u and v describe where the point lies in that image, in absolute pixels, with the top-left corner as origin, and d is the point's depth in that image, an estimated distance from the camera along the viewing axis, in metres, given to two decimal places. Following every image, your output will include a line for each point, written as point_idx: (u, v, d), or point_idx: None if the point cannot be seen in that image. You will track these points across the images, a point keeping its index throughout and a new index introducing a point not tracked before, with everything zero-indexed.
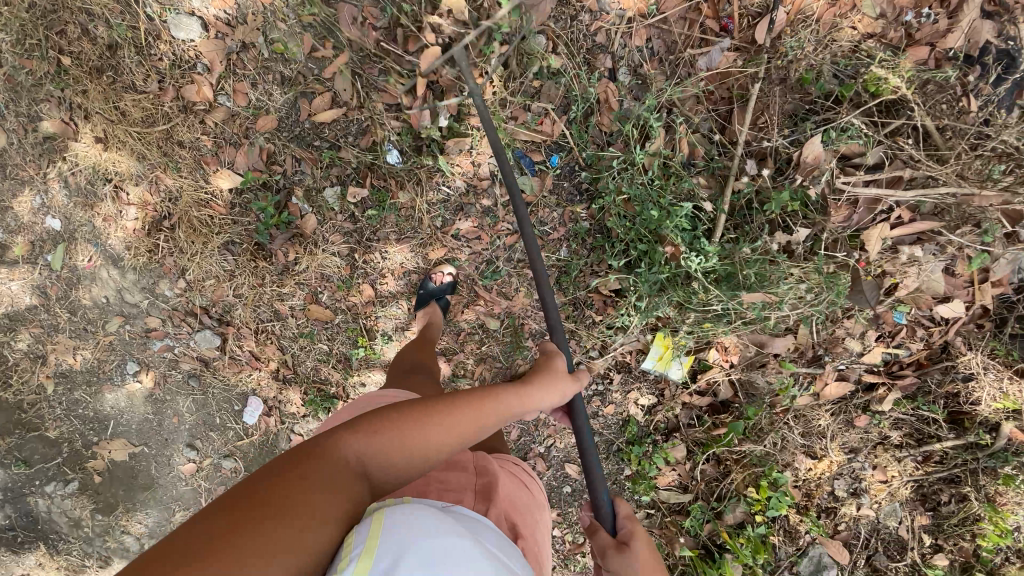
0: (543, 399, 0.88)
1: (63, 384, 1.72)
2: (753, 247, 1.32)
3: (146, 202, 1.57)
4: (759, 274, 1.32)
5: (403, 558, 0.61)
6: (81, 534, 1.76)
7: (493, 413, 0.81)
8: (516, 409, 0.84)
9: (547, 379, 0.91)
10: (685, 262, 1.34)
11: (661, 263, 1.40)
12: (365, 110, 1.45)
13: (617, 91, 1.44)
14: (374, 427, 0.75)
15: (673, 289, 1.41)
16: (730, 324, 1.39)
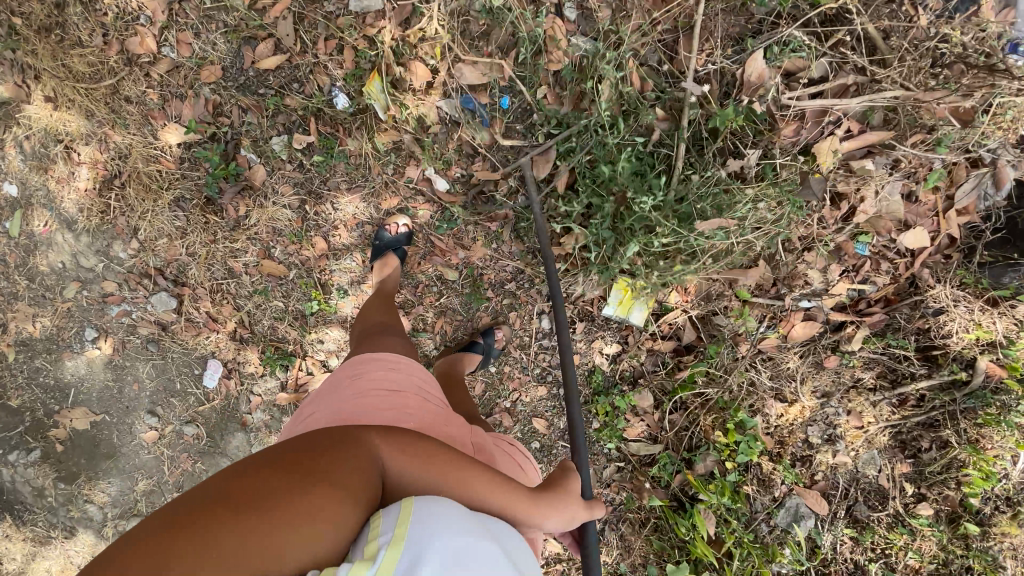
0: (552, 520, 0.89)
1: (24, 352, 1.71)
2: (705, 177, 1.31)
3: (97, 161, 1.56)
4: (715, 204, 1.30)
5: (428, 552, 0.58)
6: (45, 504, 1.74)
7: (512, 492, 0.82)
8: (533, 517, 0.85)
9: (558, 505, 0.92)
10: (640, 204, 1.31)
11: (616, 212, 1.38)
12: (309, 57, 1.44)
13: (563, 27, 1.39)
14: (403, 445, 0.76)
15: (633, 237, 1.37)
16: (699, 263, 1.36)
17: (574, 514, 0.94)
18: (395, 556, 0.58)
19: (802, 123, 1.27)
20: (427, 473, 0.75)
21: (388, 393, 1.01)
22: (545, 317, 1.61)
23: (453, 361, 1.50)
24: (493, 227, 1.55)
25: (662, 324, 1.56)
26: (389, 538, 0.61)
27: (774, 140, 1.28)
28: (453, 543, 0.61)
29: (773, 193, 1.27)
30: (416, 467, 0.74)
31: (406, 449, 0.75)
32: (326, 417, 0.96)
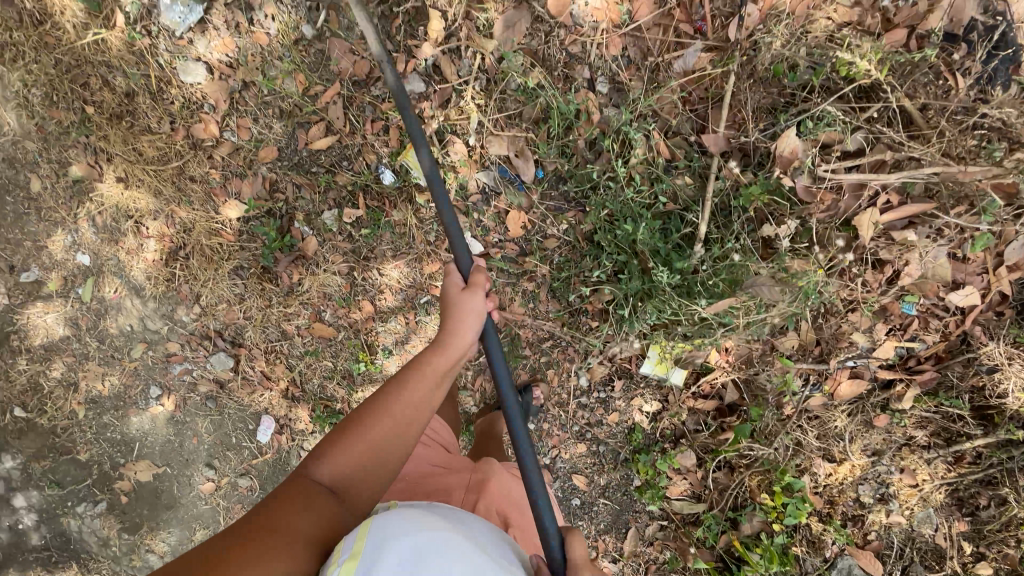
0: (470, 325, 0.99)
1: (93, 409, 1.83)
2: (722, 250, 1.31)
3: (164, 233, 1.68)
4: (731, 279, 1.30)
5: (382, 557, 0.61)
6: (110, 552, 1.84)
7: (438, 363, 0.90)
8: (453, 355, 0.93)
9: (459, 315, 1.00)
10: (656, 276, 1.31)
11: (637, 274, 1.40)
12: (357, 137, 1.53)
13: (596, 100, 1.45)
14: (337, 440, 0.79)
15: (649, 303, 1.38)
16: (714, 335, 1.36)
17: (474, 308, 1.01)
18: (351, 568, 0.60)
19: (841, 195, 1.27)
20: (365, 443, 0.78)
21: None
22: (582, 374, 1.61)
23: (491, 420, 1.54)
24: (530, 288, 1.58)
25: (703, 384, 1.55)
26: (347, 554, 0.64)
27: (812, 212, 1.27)
28: (411, 537, 0.66)
29: (783, 275, 1.27)
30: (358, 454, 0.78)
31: (342, 439, 0.79)
32: None
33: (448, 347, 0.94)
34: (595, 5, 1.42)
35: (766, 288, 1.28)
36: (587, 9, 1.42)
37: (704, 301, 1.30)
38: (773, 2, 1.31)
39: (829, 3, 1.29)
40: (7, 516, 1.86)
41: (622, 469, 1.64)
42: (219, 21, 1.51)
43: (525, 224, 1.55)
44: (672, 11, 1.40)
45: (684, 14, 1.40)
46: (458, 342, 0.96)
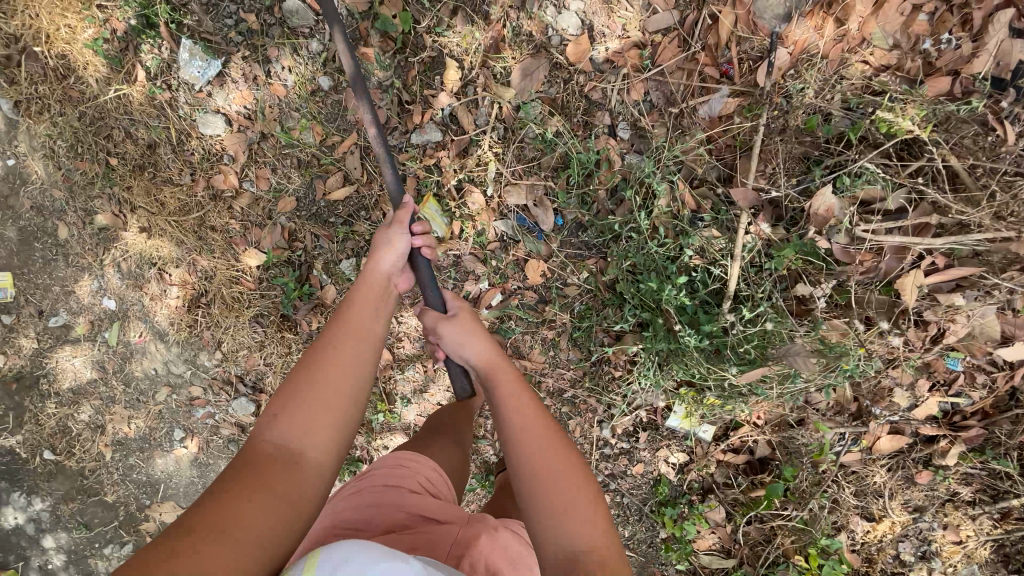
0: (387, 254, 1.07)
1: (119, 451, 1.85)
2: (755, 313, 1.24)
3: (186, 281, 1.70)
4: (762, 344, 1.24)
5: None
6: None
7: (368, 295, 1.00)
8: (378, 282, 1.03)
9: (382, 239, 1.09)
10: (683, 337, 1.27)
11: (664, 334, 1.33)
12: (375, 186, 1.52)
13: (617, 147, 1.41)
14: (285, 393, 0.83)
15: (675, 364, 1.33)
16: (746, 399, 1.31)
17: (391, 236, 1.09)
18: None
19: (881, 256, 1.21)
20: (315, 392, 0.83)
21: (383, 487, 1.01)
22: (605, 425, 1.56)
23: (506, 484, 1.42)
24: (550, 336, 1.54)
25: (733, 439, 1.50)
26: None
27: (850, 273, 1.22)
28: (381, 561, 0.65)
29: (820, 346, 1.21)
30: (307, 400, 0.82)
31: (292, 397, 0.82)
32: (317, 528, 0.93)
33: (368, 274, 1.04)
34: (615, 51, 1.38)
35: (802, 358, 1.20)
36: (607, 54, 1.38)
37: (734, 369, 1.25)
38: (805, 45, 1.26)
39: (866, 46, 1.24)
40: (37, 556, 1.89)
41: (647, 521, 1.58)
42: (238, 74, 1.51)
43: (544, 272, 1.51)
44: (697, 54, 1.35)
45: (710, 58, 1.34)
46: (375, 267, 1.05)
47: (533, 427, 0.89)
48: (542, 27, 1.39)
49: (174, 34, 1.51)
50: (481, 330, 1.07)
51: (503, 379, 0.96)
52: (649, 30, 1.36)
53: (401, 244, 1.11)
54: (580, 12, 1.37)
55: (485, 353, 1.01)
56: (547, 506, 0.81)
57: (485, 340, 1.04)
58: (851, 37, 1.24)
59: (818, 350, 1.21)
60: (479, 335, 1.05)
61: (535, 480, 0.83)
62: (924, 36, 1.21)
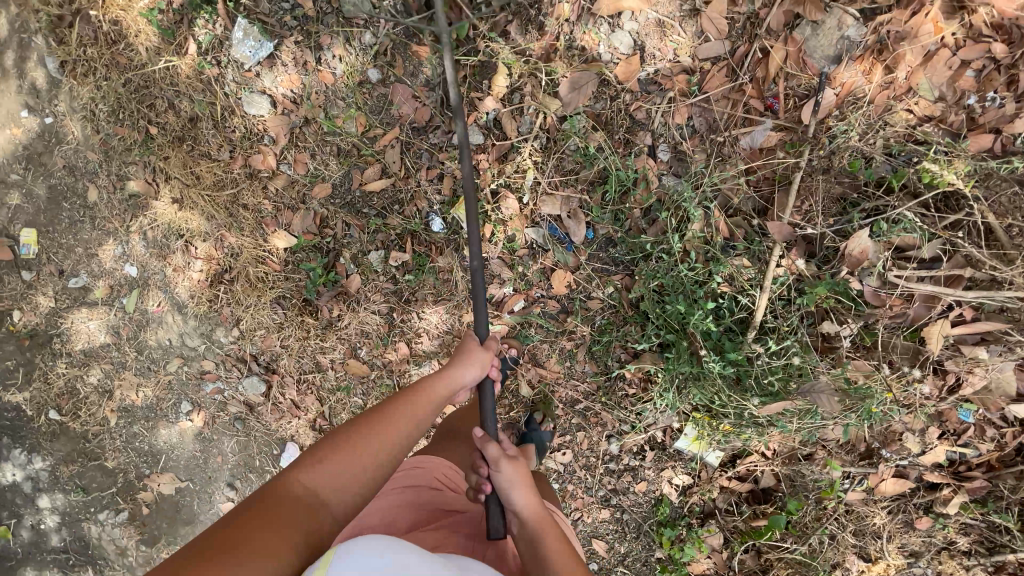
0: (468, 369, 1.13)
1: (124, 417, 1.85)
2: (781, 346, 1.26)
3: (211, 256, 1.71)
4: (784, 380, 1.27)
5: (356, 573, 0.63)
6: (126, 561, 1.86)
7: (434, 390, 1.04)
8: (447, 387, 1.08)
9: (461, 355, 1.15)
10: (707, 363, 1.29)
11: (687, 356, 1.34)
12: (411, 181, 1.54)
13: (656, 168, 1.42)
14: (330, 446, 0.88)
15: (694, 387, 1.35)
16: (760, 430, 1.33)
17: (479, 359, 1.16)
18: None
19: (910, 302, 1.23)
20: (356, 454, 0.88)
21: (403, 488, 1.08)
22: (613, 440, 1.57)
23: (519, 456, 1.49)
24: (568, 347, 1.55)
25: (740, 467, 1.51)
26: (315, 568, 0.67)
27: (878, 316, 1.24)
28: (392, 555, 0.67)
29: (844, 386, 1.24)
30: (344, 458, 0.87)
31: (334, 452, 0.87)
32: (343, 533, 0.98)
33: (445, 377, 1.09)
34: (664, 74, 1.40)
35: (825, 396, 1.22)
36: (655, 76, 1.41)
37: (756, 400, 1.27)
38: (853, 88, 1.29)
39: (912, 95, 1.27)
40: (30, 515, 1.89)
41: (644, 540, 1.59)
42: (288, 58, 1.53)
43: (569, 283, 1.52)
44: (744, 85, 1.37)
45: (757, 90, 1.37)
46: (456, 377, 1.11)
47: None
48: (594, 43, 1.41)
49: (230, 13, 1.53)
50: (531, 479, 0.99)
51: (551, 547, 0.90)
52: (700, 57, 1.39)
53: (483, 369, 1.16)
54: (633, 32, 1.39)
55: (536, 510, 0.95)
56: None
57: (534, 491, 0.97)
58: (898, 86, 1.27)
59: (842, 388, 1.24)
60: (530, 487, 0.97)
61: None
62: (970, 92, 1.25)
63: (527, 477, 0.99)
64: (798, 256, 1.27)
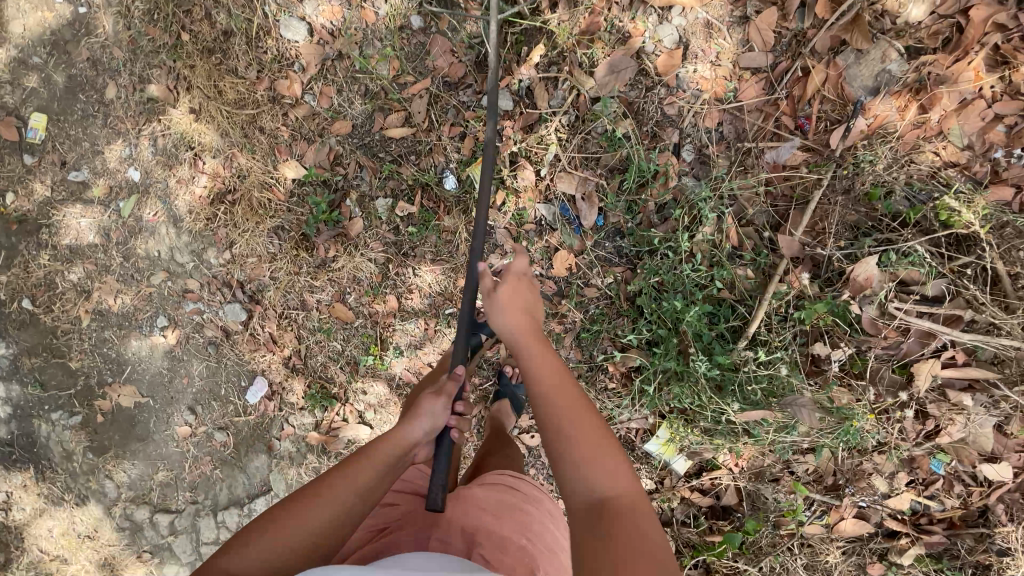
0: (420, 424, 1.05)
1: (98, 321, 1.81)
2: (770, 358, 1.26)
3: (217, 174, 1.68)
4: (768, 390, 1.27)
5: None
6: (69, 467, 1.81)
7: (385, 447, 0.97)
8: (399, 445, 0.99)
9: (413, 412, 1.07)
10: (693, 363, 1.29)
11: (674, 354, 1.34)
12: (432, 134, 1.52)
13: (678, 166, 1.41)
14: (265, 520, 0.82)
15: (676, 385, 1.34)
16: (734, 439, 1.32)
17: (429, 409, 1.07)
18: None
19: (905, 337, 1.23)
20: (287, 526, 0.81)
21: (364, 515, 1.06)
22: None
23: (493, 416, 1.48)
24: (556, 330, 1.53)
25: (704, 479, 1.49)
26: None
27: (871, 344, 1.24)
28: None
29: (826, 405, 1.23)
30: (277, 527, 0.81)
31: (271, 525, 0.81)
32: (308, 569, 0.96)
33: (396, 435, 1.00)
34: (702, 74, 1.40)
35: (806, 411, 1.22)
36: (693, 75, 1.40)
37: (736, 406, 1.26)
38: (885, 121, 1.30)
39: (940, 138, 1.28)
40: None
41: None
42: None
43: (570, 266, 1.51)
44: (779, 101, 1.37)
45: (791, 108, 1.37)
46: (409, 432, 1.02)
47: (565, 384, 0.87)
48: (640, 31, 1.40)
49: None
50: (524, 294, 1.11)
51: (537, 348, 0.96)
52: (741, 65, 1.38)
53: (439, 417, 1.08)
54: (679, 28, 1.39)
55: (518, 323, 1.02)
56: (574, 454, 0.76)
57: (515, 308, 1.06)
58: (928, 127, 1.28)
59: (823, 408, 1.24)
60: (518, 305, 1.07)
61: (563, 426, 0.80)
62: (998, 145, 1.25)
63: (515, 299, 1.09)
64: (803, 270, 1.26)
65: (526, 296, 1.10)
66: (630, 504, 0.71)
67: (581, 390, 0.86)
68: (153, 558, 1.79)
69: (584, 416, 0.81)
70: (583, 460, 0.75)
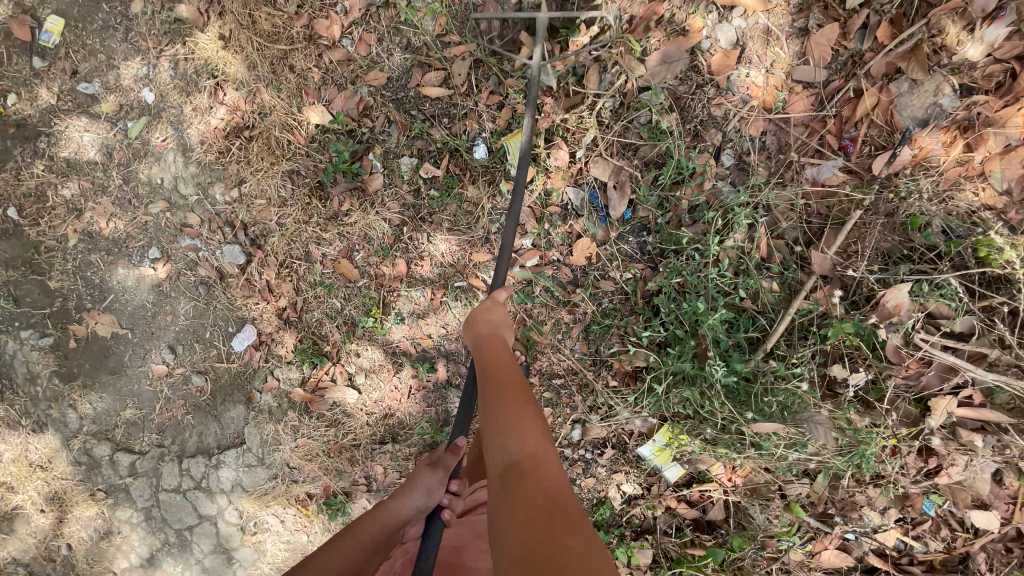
0: (412, 499, 1.10)
1: (85, 243, 1.72)
2: (790, 371, 1.25)
3: (237, 107, 1.61)
4: (783, 404, 1.24)
5: None
6: (31, 390, 1.71)
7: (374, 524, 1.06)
8: (383, 522, 1.07)
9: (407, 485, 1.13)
10: (709, 367, 1.26)
11: (689, 356, 1.32)
12: (469, 99, 1.47)
13: (716, 169, 1.38)
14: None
15: (688, 388, 1.32)
16: (743, 451, 1.29)
17: (427, 483, 1.13)
18: None
19: (926, 369, 1.22)
20: None
21: None
22: (577, 426, 1.51)
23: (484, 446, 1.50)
24: (565, 320, 1.49)
25: (694, 490, 1.46)
26: None
27: (891, 372, 1.23)
28: None
29: (843, 424, 1.22)
30: None
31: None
32: None
33: (387, 510, 1.08)
34: (754, 80, 1.37)
35: (822, 428, 1.20)
36: (744, 80, 1.37)
37: (750, 415, 1.23)
38: (929, 154, 1.29)
39: (981, 179, 1.26)
40: None
41: None
42: None
43: (590, 256, 1.47)
44: (827, 119, 1.36)
45: (837, 127, 1.35)
46: (400, 508, 1.09)
47: (502, 378, 1.05)
48: (698, 26, 1.37)
49: None
50: (493, 316, 1.26)
51: (491, 360, 1.13)
52: (793, 77, 1.36)
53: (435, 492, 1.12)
54: (738, 29, 1.36)
55: (480, 339, 1.21)
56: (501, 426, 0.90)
57: (481, 329, 1.23)
58: (970, 167, 1.27)
59: (839, 427, 1.21)
60: (483, 319, 1.24)
61: (499, 412, 0.94)
62: None
63: (484, 318, 1.25)
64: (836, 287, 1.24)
65: (498, 319, 1.25)
66: (539, 457, 0.81)
67: (530, 392, 1.01)
68: (107, 498, 1.69)
69: (511, 397, 0.96)
70: (502, 431, 0.88)
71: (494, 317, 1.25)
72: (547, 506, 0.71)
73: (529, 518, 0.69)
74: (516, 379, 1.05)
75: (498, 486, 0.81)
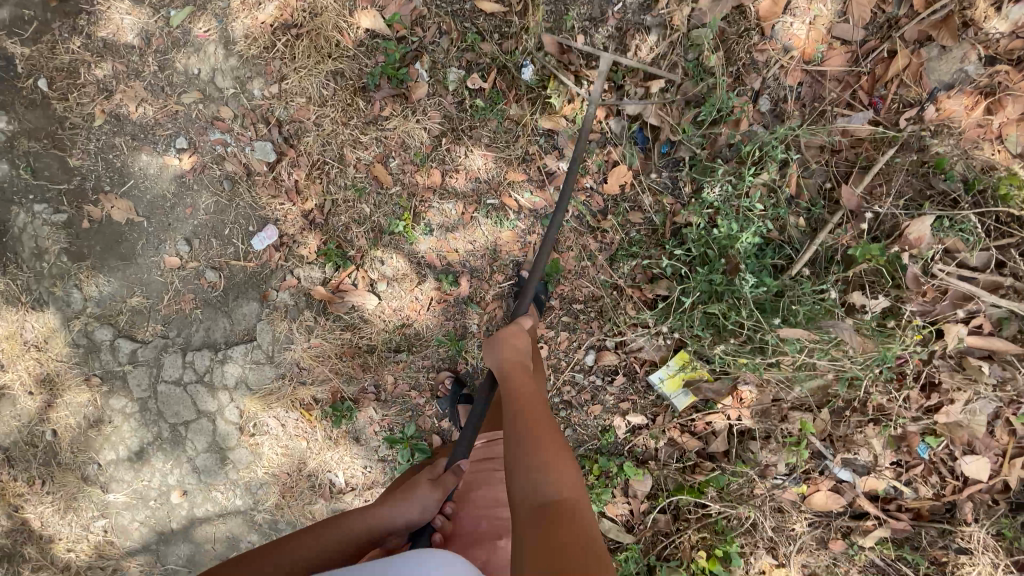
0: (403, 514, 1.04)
1: (111, 125, 1.68)
2: (815, 288, 1.35)
3: (288, 4, 1.61)
4: (809, 316, 1.35)
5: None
6: (37, 265, 1.66)
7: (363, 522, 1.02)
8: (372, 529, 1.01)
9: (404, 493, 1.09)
10: (741, 279, 1.34)
11: (720, 273, 1.39)
12: (523, 20, 1.51)
13: (753, 112, 1.45)
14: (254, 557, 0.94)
15: (713, 302, 1.39)
16: (765, 357, 1.36)
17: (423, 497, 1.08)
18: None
19: (942, 298, 1.34)
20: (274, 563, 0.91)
21: None
22: (591, 351, 1.54)
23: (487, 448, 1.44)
24: (591, 246, 1.52)
25: (699, 420, 1.50)
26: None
27: (909, 298, 1.33)
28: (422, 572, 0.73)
29: (865, 331, 1.33)
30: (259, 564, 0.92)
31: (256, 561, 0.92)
32: None
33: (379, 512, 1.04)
34: (797, 31, 1.44)
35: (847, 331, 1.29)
36: (788, 30, 1.44)
37: (778, 321, 1.33)
38: (951, 115, 1.38)
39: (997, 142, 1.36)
40: None
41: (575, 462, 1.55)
42: None
43: (623, 184, 1.51)
44: (861, 75, 1.43)
45: (869, 85, 1.43)
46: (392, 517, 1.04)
47: (532, 417, 1.01)
48: None
49: None
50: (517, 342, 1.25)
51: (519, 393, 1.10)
52: (833, 33, 1.43)
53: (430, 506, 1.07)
54: None
55: (505, 365, 1.20)
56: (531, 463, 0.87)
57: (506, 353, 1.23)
58: (988, 130, 1.37)
59: (862, 333, 1.33)
60: (509, 343, 1.23)
61: (528, 448, 0.91)
62: None
63: (511, 343, 1.24)
64: (865, 216, 1.35)
65: (521, 339, 1.26)
66: (575, 506, 0.80)
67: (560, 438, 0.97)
68: (103, 385, 1.65)
69: (544, 441, 0.93)
70: (533, 470, 0.85)
71: (520, 344, 1.25)
72: (579, 554, 0.68)
73: (557, 557, 0.66)
74: (545, 421, 1.01)
75: (523, 523, 0.78)
